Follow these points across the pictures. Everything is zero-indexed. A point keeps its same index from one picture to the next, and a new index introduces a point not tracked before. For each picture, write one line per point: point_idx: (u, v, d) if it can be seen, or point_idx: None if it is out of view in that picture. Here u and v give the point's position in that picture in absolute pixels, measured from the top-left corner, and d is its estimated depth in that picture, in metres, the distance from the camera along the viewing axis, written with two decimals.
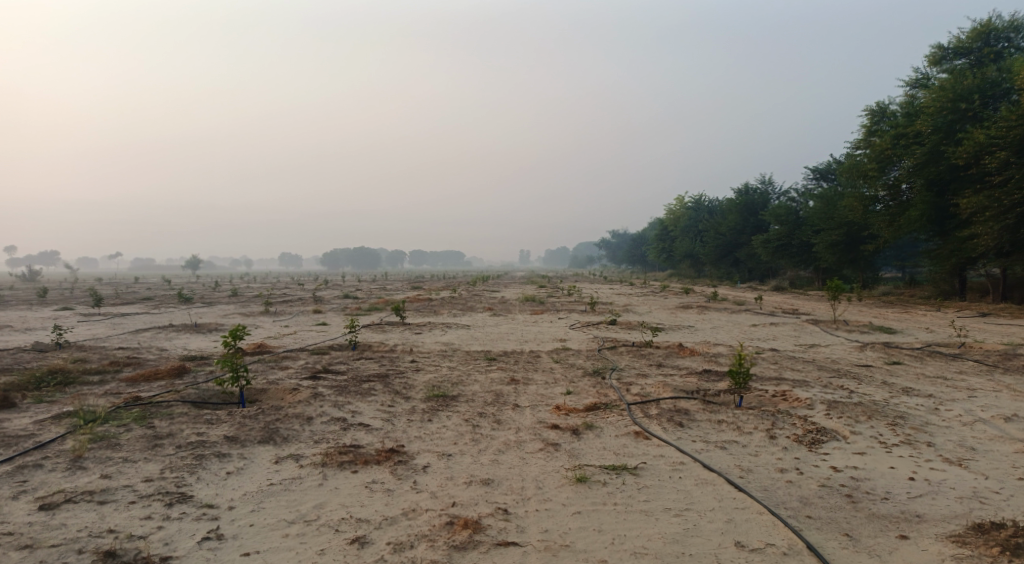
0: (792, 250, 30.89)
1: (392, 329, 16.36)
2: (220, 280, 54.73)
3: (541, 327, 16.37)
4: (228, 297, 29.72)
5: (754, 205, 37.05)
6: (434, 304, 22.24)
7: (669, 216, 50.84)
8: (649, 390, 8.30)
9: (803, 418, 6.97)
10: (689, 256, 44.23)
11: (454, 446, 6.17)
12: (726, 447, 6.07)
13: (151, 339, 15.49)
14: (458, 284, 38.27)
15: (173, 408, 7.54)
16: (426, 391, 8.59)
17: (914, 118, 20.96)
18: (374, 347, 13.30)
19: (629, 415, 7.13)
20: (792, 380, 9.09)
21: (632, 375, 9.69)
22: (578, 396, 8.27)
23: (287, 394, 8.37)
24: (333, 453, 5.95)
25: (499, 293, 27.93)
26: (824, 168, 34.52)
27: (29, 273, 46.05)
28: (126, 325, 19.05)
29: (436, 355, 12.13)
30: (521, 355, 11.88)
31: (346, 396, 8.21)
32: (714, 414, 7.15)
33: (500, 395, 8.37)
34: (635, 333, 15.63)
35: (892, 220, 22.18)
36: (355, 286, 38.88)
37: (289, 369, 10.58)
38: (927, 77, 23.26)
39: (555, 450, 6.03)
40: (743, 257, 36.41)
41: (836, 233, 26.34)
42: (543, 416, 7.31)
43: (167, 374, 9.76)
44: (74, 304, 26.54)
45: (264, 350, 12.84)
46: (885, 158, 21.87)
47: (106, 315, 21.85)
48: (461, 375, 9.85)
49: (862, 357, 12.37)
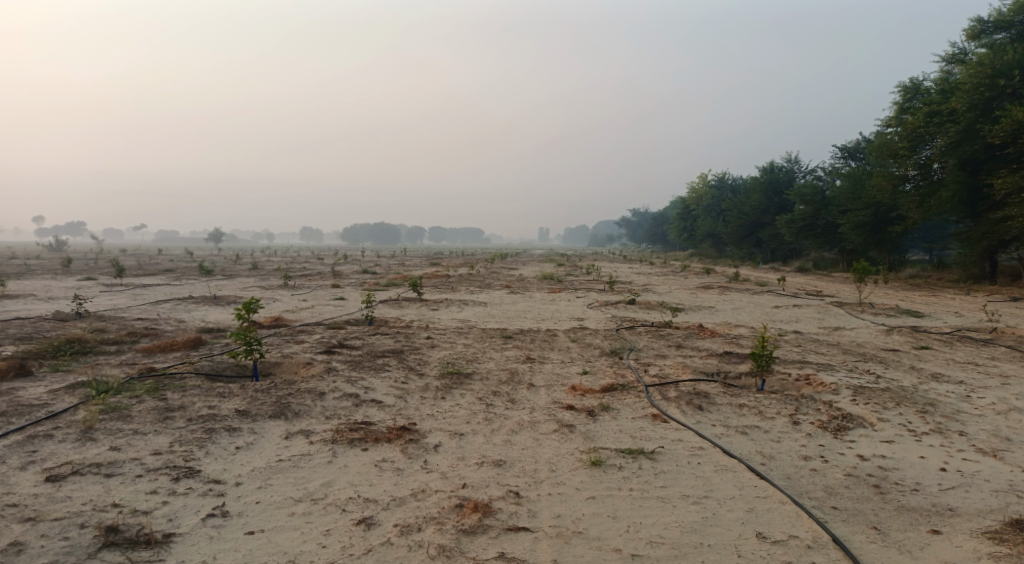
0: (817, 231, 30.21)
1: (409, 304, 16.29)
2: (242, 253, 55.17)
3: (558, 305, 16.18)
4: (248, 270, 29.89)
5: (778, 184, 36.25)
6: (451, 281, 22.15)
7: (691, 195, 50.05)
8: (668, 372, 8.09)
9: (828, 403, 6.72)
10: (711, 235, 43.57)
11: (467, 426, 6.03)
12: (747, 432, 5.86)
13: (170, 310, 15.59)
14: (477, 260, 38.18)
15: (186, 380, 7.51)
16: (440, 368, 8.48)
17: (948, 95, 20.17)
18: (390, 323, 13.22)
19: (647, 397, 6.94)
20: (816, 364, 8.83)
21: (650, 356, 9.48)
22: (595, 376, 8.09)
23: (301, 368, 8.31)
24: (344, 429, 5.85)
25: (517, 270, 27.80)
26: (852, 146, 33.60)
27: (56, 244, 46.89)
28: (147, 296, 19.23)
29: (452, 331, 12.02)
30: (538, 333, 11.72)
31: (360, 371, 8.12)
32: (735, 398, 6.93)
33: (515, 374, 8.23)
34: (654, 312, 15.37)
35: (922, 201, 21.51)
36: (373, 260, 38.97)
37: (305, 343, 10.54)
38: (964, 52, 22.34)
39: (569, 431, 5.87)
40: (766, 237, 35.76)
41: (863, 213, 25.67)
42: (559, 396, 7.15)
43: (183, 345, 9.75)
44: (98, 274, 26.86)
45: (280, 324, 12.83)
46: (917, 137, 21.14)
47: (128, 286, 22.09)
48: (476, 352, 9.72)
49: (888, 341, 12.01)
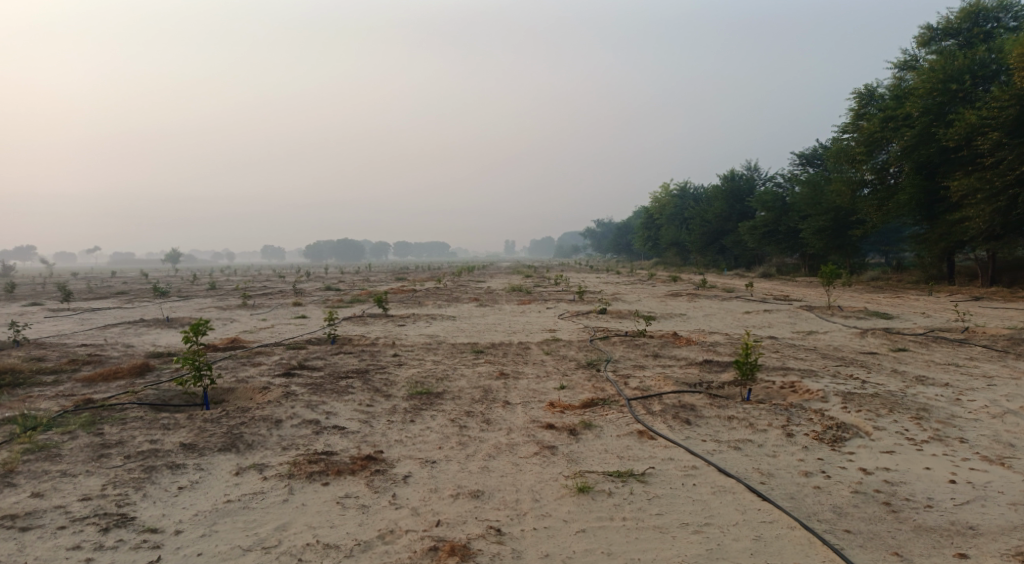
0: (779, 236, 30.51)
1: (374, 321, 15.67)
2: (200, 274, 53.55)
3: (528, 317, 15.74)
4: (206, 291, 28.75)
5: (740, 192, 36.63)
6: (418, 295, 21.58)
7: (654, 204, 50.42)
8: (650, 384, 7.69)
9: (819, 412, 6.41)
10: (675, 243, 43.84)
11: (439, 452, 5.51)
12: (740, 447, 5.48)
13: (119, 335, 14.63)
14: (444, 274, 37.72)
15: (128, 412, 6.81)
16: (408, 388, 7.92)
17: (903, 100, 20.45)
18: (354, 341, 12.58)
19: (630, 412, 6.51)
20: (800, 370, 8.54)
21: (628, 367, 9.10)
22: (573, 391, 7.64)
23: (257, 394, 7.67)
24: (303, 461, 5.28)
25: (485, 283, 27.35)
26: (810, 153, 34.13)
27: (2, 268, 44.66)
28: (96, 320, 18.17)
29: (420, 348, 11.46)
30: (510, 346, 11.24)
31: (321, 395, 7.52)
32: (722, 409, 6.56)
33: (489, 391, 7.72)
34: (627, 322, 15.04)
35: (881, 204, 21.76)
36: (337, 278, 38.00)
37: (262, 365, 9.86)
38: (914, 59, 22.79)
39: (551, 453, 5.40)
40: (729, 244, 36.03)
41: (824, 218, 25.95)
42: (537, 414, 6.67)
43: (128, 373, 8.98)
44: (44, 299, 25.49)
45: (236, 345, 12.09)
46: (874, 142, 21.40)
47: (75, 311, 20.88)
48: (446, 369, 9.19)
49: (864, 343, 11.87)
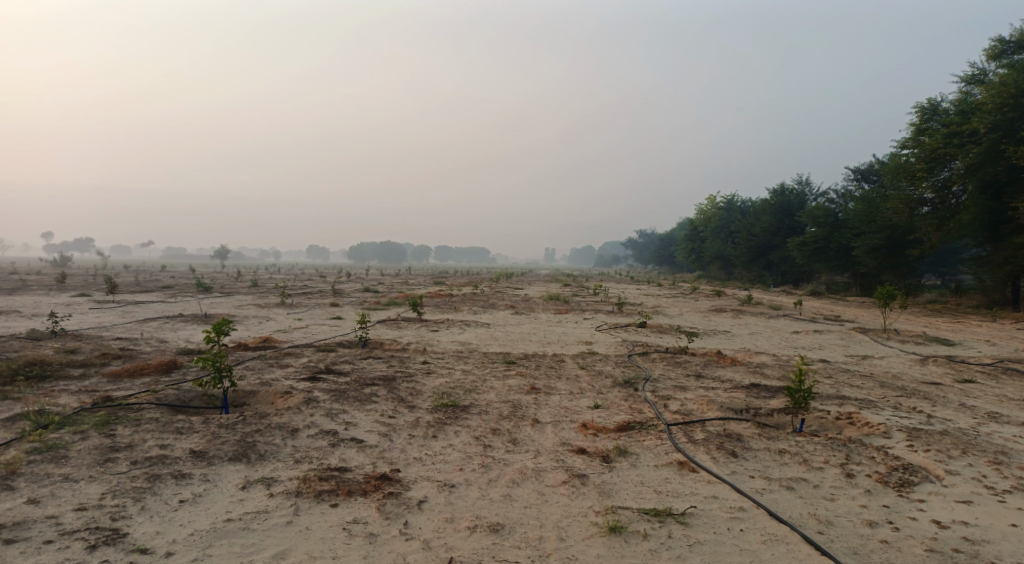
0: (829, 254, 29.25)
1: (408, 325, 15.40)
2: (244, 271, 54.53)
3: (565, 328, 15.22)
4: (247, 288, 29.07)
5: (789, 206, 35.36)
6: (454, 300, 21.25)
7: (699, 217, 49.30)
8: (691, 408, 7.13)
9: (881, 449, 5.76)
10: (720, 257, 42.69)
11: (459, 474, 5.10)
12: (793, 487, 4.91)
13: (155, 330, 14.67)
14: (482, 279, 37.38)
15: (144, 413, 6.60)
16: (434, 400, 7.53)
17: (969, 115, 19.25)
18: (384, 345, 12.28)
19: (670, 439, 5.97)
20: (856, 400, 7.85)
21: (668, 387, 8.52)
22: (608, 412, 7.13)
23: (278, 398, 7.39)
24: (314, 477, 4.92)
25: (522, 290, 26.88)
26: (865, 168, 32.72)
27: (60, 259, 46.22)
28: (137, 313, 18.39)
29: (450, 356, 11.09)
30: (543, 358, 10.76)
31: (342, 403, 7.18)
32: (773, 442, 5.97)
33: (518, 407, 7.27)
34: (668, 337, 14.40)
35: (941, 224, 20.53)
36: (377, 280, 38.11)
37: (288, 367, 9.62)
38: (983, 72, 21.49)
39: (581, 483, 4.93)
40: (776, 259, 34.80)
41: (879, 237, 24.71)
42: (568, 436, 6.21)
43: (154, 370, 8.83)
44: (93, 290, 26.13)
45: (267, 345, 11.92)
46: (936, 158, 20.17)
47: (119, 303, 21.23)
48: (475, 380, 8.76)
49: (925, 372, 11.01)
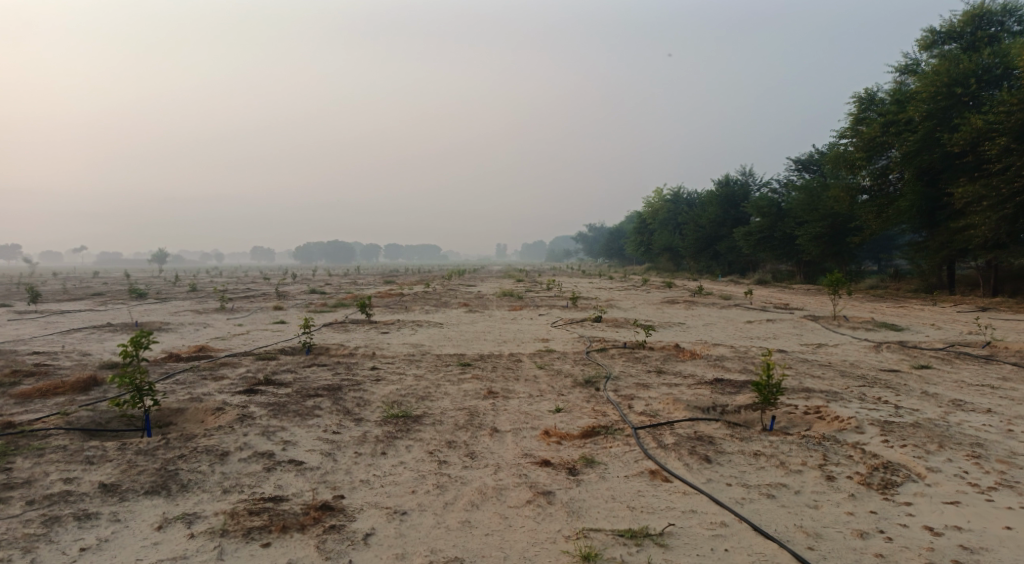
0: (774, 243, 29.69)
1: (356, 327, 14.64)
2: (185, 276, 52.04)
3: (520, 325, 14.75)
4: (185, 293, 27.47)
5: (734, 197, 35.83)
6: (405, 299, 20.54)
7: (647, 209, 49.65)
8: (658, 409, 6.76)
9: (857, 446, 5.51)
10: (668, 249, 43.03)
11: (412, 498, 4.60)
12: (774, 495, 4.62)
13: (77, 342, 13.46)
14: (434, 277, 36.46)
15: (51, 440, 5.78)
16: (383, 410, 6.95)
17: (905, 104, 19.63)
18: (330, 351, 11.55)
19: (638, 445, 5.58)
20: (822, 392, 7.65)
21: (631, 386, 8.13)
22: (571, 416, 6.68)
23: (209, 417, 6.66)
24: (243, 510, 4.33)
25: (475, 287, 26.31)
26: (806, 159, 33.38)
27: None
28: (61, 324, 17.01)
29: (401, 359, 10.48)
30: (499, 359, 10.25)
31: (281, 420, 6.51)
32: (746, 443, 5.63)
33: (475, 415, 6.76)
34: (625, 331, 14.12)
35: (880, 211, 20.95)
36: (325, 280, 36.83)
37: (224, 380, 8.82)
38: (915, 62, 21.99)
39: (547, 502, 4.53)
40: (724, 249, 35.21)
41: (821, 225, 25.16)
42: (530, 446, 5.74)
43: (70, 389, 7.90)
44: (12, 300, 24.21)
45: (202, 355, 11.02)
46: (874, 147, 20.51)
47: (41, 314, 19.59)
48: (428, 386, 8.18)
49: (880, 359, 11.00)
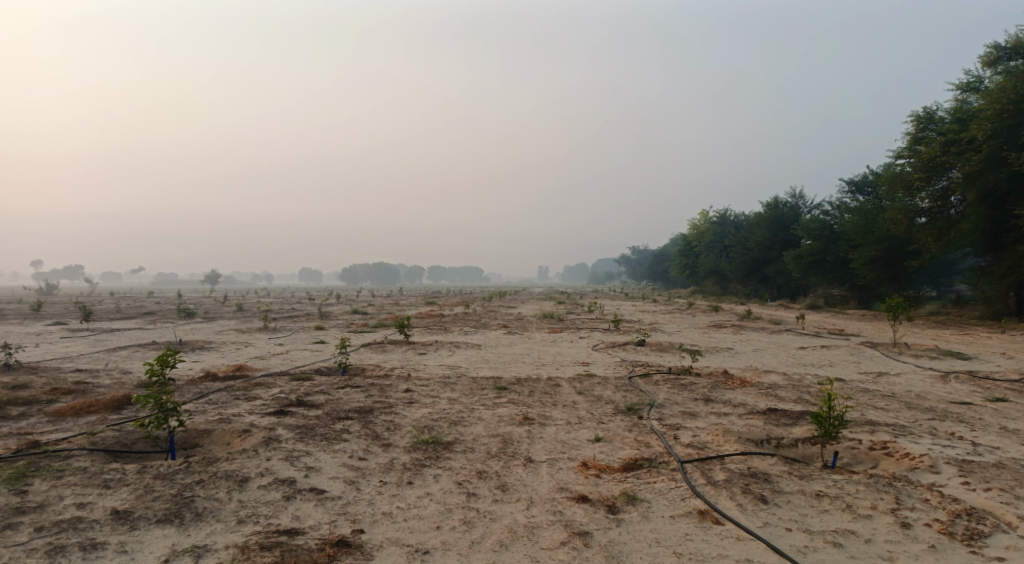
0: (826, 267, 28.53)
1: (394, 348, 14.45)
2: (233, 294, 53.34)
3: (560, 348, 14.30)
4: (232, 312, 27.92)
5: (783, 219, 34.73)
6: (445, 320, 20.33)
7: (693, 232, 48.66)
8: (707, 441, 6.24)
9: (935, 489, 4.91)
10: (714, 272, 41.92)
11: (436, 536, 4.26)
12: (841, 545, 4.11)
13: (121, 359, 13.59)
14: (475, 299, 36.27)
15: (73, 461, 5.64)
16: (413, 436, 6.62)
17: (966, 123, 18.57)
18: (366, 372, 11.33)
19: (685, 481, 5.10)
20: (888, 425, 7.00)
21: (676, 415, 7.61)
22: (612, 446, 6.22)
23: (235, 439, 6.46)
24: (255, 544, 4.08)
25: (515, 309, 25.97)
26: (859, 180, 32.14)
27: (46, 286, 44.99)
28: (110, 341, 17.34)
29: (436, 382, 10.16)
30: (537, 383, 9.84)
31: (307, 443, 6.25)
32: (806, 482, 5.08)
33: (508, 443, 6.36)
34: (669, 356, 13.53)
35: (940, 234, 19.80)
36: (368, 301, 36.97)
37: (257, 400, 8.65)
38: (977, 80, 20.87)
39: (583, 545, 4.13)
40: (773, 273, 34.06)
41: (877, 248, 24.02)
42: (567, 478, 5.32)
43: (103, 407, 7.83)
44: (68, 317, 24.98)
45: (238, 374, 10.92)
46: (933, 167, 19.44)
47: (93, 331, 20.07)
48: (461, 411, 7.83)
49: (949, 390, 10.16)
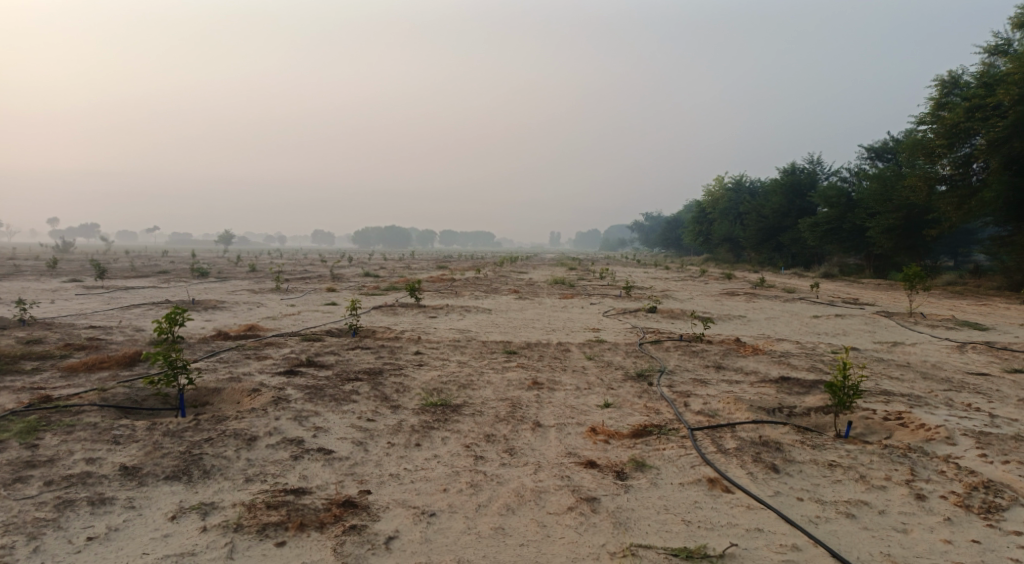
0: (842, 235, 28.09)
1: (405, 311, 14.44)
2: (247, 255, 53.54)
3: (570, 313, 14.23)
4: (245, 273, 28.04)
5: (800, 186, 34.10)
6: (456, 284, 20.26)
7: (707, 198, 47.99)
8: (718, 409, 6.16)
9: (951, 461, 4.81)
10: (728, 239, 41.48)
11: (442, 498, 4.25)
12: (853, 515, 4.05)
13: (134, 318, 13.68)
14: (487, 263, 36.16)
15: (84, 416, 5.67)
16: (421, 398, 6.60)
17: (993, 88, 17.90)
18: (376, 334, 11.34)
19: (695, 448, 5.04)
20: (903, 396, 6.87)
21: (688, 382, 7.53)
22: (621, 412, 6.17)
23: (245, 398, 6.46)
24: (261, 503, 4.09)
25: (526, 274, 25.87)
26: (880, 146, 31.37)
27: (62, 245, 45.33)
28: (124, 300, 17.46)
29: (446, 345, 10.14)
30: (547, 348, 9.78)
31: (316, 404, 6.24)
32: (819, 451, 4.99)
33: (517, 407, 6.32)
34: (681, 322, 13.43)
35: (961, 203, 19.33)
36: (379, 264, 36.97)
37: (267, 360, 8.67)
38: (1008, 42, 20.03)
39: (591, 510, 4.10)
40: (787, 241, 33.62)
41: (896, 216, 23.54)
42: (575, 443, 5.28)
43: (115, 364, 7.87)
44: (84, 275, 25.21)
45: (250, 334, 10.96)
46: (956, 134, 18.85)
47: (107, 290, 20.21)
48: (470, 374, 7.80)
49: (965, 360, 9.99)
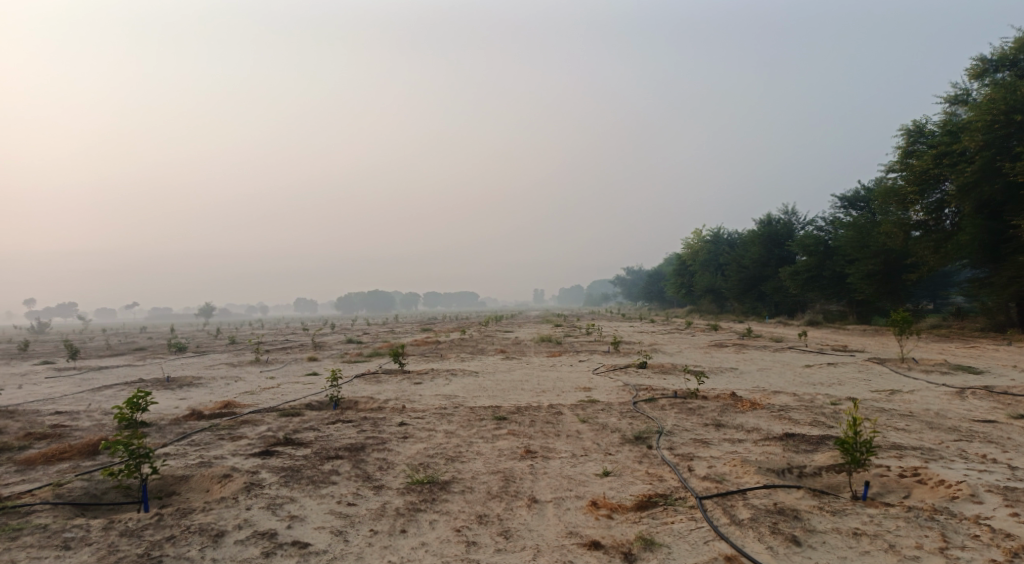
0: (823, 282, 28.22)
1: (388, 378, 13.94)
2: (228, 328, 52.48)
3: (560, 373, 13.82)
4: (224, 346, 27.31)
5: (777, 236, 34.52)
6: (440, 348, 19.77)
7: (687, 251, 48.44)
8: (725, 473, 5.77)
9: (983, 524, 4.44)
10: (711, 290, 41.63)
11: None
12: None
13: (103, 400, 13.01)
14: (473, 325, 35.69)
15: (35, 517, 5.14)
16: (407, 475, 6.12)
17: (958, 135, 18.28)
18: (358, 405, 10.81)
19: (707, 521, 4.63)
20: (914, 449, 6.53)
21: (689, 443, 7.13)
22: (622, 481, 5.74)
23: (215, 485, 5.95)
24: None
25: (512, 333, 25.50)
26: (852, 195, 31.98)
27: (37, 325, 44.14)
28: (95, 380, 16.71)
29: (432, 413, 9.65)
30: (538, 412, 9.34)
31: (292, 488, 5.75)
32: (840, 518, 4.61)
33: (510, 480, 5.87)
34: (673, 378, 13.07)
35: (938, 247, 19.50)
36: (363, 330, 36.31)
37: (242, 440, 8.13)
38: (966, 91, 20.61)
39: None
40: (770, 290, 33.75)
41: (874, 262, 23.72)
42: (577, 521, 4.85)
43: (77, 453, 7.31)
44: (56, 356, 24.34)
45: (225, 412, 10.38)
46: (926, 180, 19.15)
47: (79, 370, 19.45)
48: (459, 445, 7.33)
49: (966, 407, 9.70)
